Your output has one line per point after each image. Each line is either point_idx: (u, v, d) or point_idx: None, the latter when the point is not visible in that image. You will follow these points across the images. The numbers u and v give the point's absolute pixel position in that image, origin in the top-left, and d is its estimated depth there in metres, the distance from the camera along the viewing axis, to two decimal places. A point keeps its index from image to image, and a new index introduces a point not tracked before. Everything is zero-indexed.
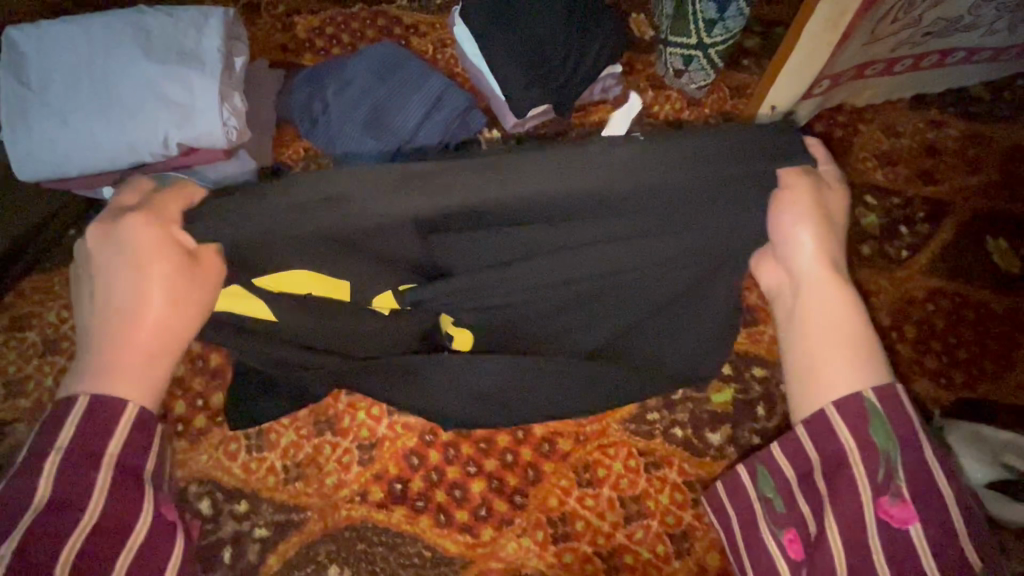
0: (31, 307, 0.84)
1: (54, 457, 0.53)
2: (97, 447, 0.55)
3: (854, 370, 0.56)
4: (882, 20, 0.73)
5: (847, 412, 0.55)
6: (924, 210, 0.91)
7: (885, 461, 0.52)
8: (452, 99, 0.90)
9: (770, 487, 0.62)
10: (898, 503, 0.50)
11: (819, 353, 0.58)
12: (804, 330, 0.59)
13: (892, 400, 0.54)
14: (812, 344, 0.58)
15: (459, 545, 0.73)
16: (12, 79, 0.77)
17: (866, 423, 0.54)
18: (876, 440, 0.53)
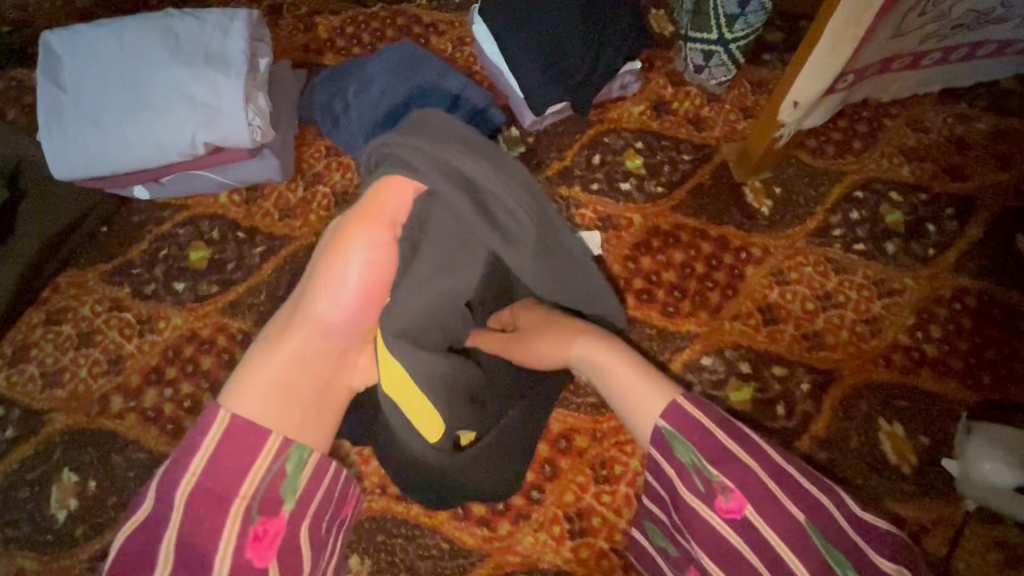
0: (66, 301, 0.87)
1: (181, 497, 0.56)
2: (228, 490, 0.58)
3: (651, 395, 0.63)
4: (909, 14, 0.71)
5: (659, 444, 0.62)
6: (951, 208, 0.89)
7: (697, 472, 0.59)
8: (470, 96, 0.91)
9: (661, 537, 0.66)
10: (730, 497, 0.56)
11: (626, 390, 0.65)
12: (610, 387, 0.66)
13: (677, 413, 0.61)
14: (615, 385, 0.66)
15: (477, 538, 0.74)
16: (49, 83, 0.81)
17: (669, 446, 0.61)
18: (682, 459, 0.60)
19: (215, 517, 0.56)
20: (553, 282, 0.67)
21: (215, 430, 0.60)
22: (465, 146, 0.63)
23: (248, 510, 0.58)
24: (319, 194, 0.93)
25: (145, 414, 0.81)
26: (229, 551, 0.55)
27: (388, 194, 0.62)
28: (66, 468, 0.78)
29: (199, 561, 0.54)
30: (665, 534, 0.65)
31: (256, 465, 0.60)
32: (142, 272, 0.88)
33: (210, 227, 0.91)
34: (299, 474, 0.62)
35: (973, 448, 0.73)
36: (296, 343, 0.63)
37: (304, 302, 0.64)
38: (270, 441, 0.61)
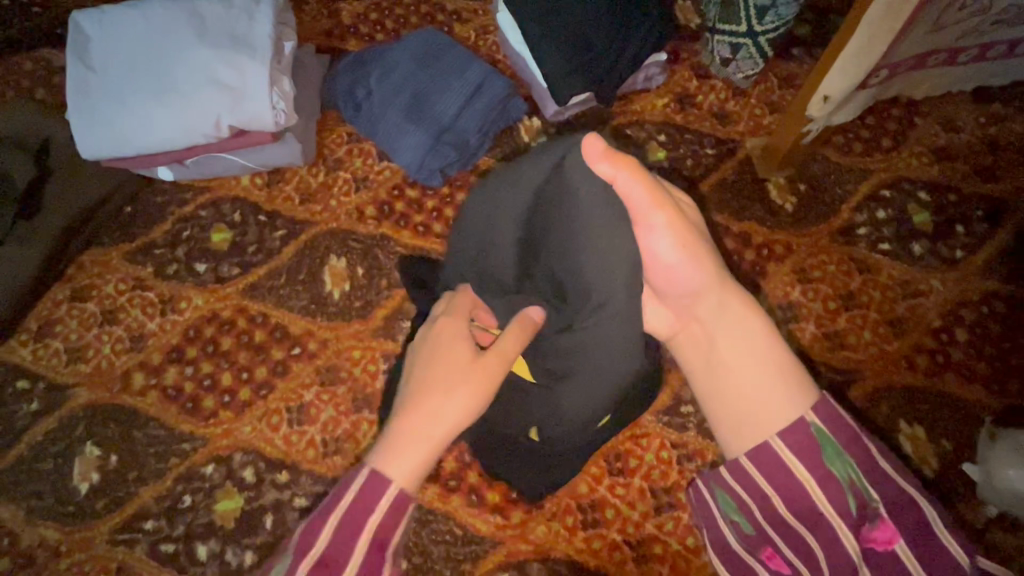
0: (90, 279, 0.88)
1: (361, 543, 0.48)
2: (382, 536, 0.49)
3: (782, 390, 0.51)
4: (948, 8, 0.69)
5: (795, 443, 0.48)
6: (981, 209, 0.87)
7: (852, 488, 0.46)
8: (492, 85, 0.90)
9: (734, 508, 0.52)
10: (878, 526, 0.45)
11: (733, 380, 0.53)
12: (716, 367, 0.55)
13: (832, 410, 0.48)
14: (728, 360, 0.55)
15: (489, 525, 0.74)
16: (77, 62, 0.81)
17: (816, 452, 0.47)
18: (834, 470, 0.46)
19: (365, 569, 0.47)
20: (604, 286, 0.56)
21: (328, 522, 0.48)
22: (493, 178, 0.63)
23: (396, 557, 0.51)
24: (339, 179, 0.93)
25: (166, 392, 0.82)
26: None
27: (464, 303, 0.63)
28: (89, 442, 0.80)
29: None
30: (743, 508, 0.52)
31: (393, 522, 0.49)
32: (164, 253, 0.89)
33: (232, 210, 0.91)
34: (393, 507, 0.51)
35: (997, 455, 0.72)
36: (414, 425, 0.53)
37: (435, 387, 0.55)
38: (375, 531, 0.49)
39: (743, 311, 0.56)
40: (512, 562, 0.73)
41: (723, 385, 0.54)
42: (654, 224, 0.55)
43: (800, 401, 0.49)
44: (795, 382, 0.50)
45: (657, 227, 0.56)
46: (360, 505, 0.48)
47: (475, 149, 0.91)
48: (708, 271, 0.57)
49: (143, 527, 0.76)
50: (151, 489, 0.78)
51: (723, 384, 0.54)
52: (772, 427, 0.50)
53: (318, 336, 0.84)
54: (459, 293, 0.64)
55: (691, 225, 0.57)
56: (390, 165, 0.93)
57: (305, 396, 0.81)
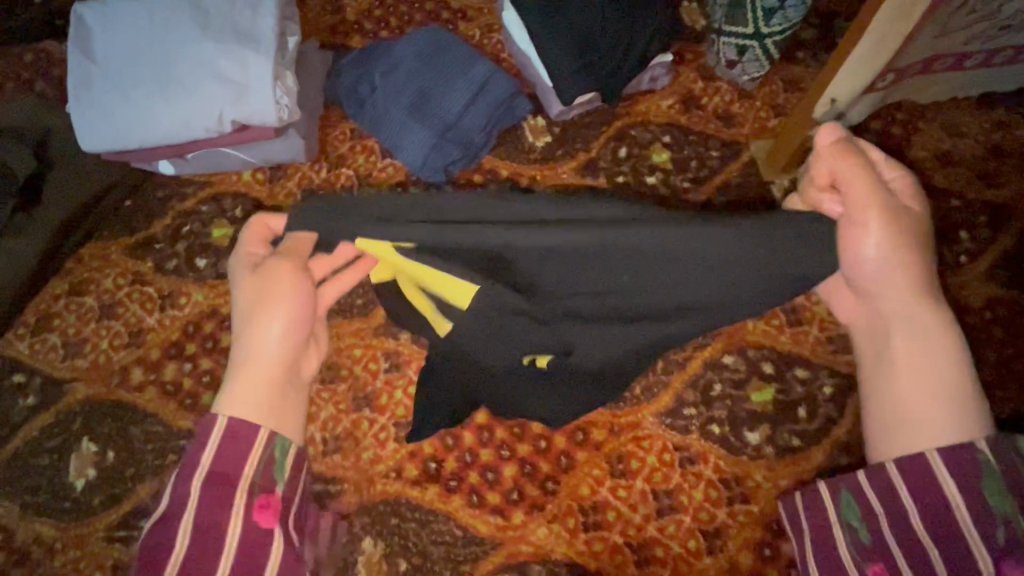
0: (89, 273, 0.87)
1: (195, 482, 0.53)
2: (227, 470, 0.54)
3: (951, 419, 0.53)
4: (957, 12, 0.69)
5: (953, 463, 0.51)
6: (985, 215, 0.87)
7: (1010, 524, 0.48)
8: (497, 84, 0.90)
9: (854, 512, 0.56)
10: (1021, 564, 0.46)
11: (926, 400, 0.54)
12: (897, 377, 0.56)
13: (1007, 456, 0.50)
14: (910, 382, 0.55)
15: (490, 526, 0.74)
16: (79, 53, 0.81)
17: (980, 481, 0.50)
18: (993, 502, 0.49)
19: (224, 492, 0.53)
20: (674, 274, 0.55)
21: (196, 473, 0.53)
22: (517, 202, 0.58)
23: (251, 487, 0.55)
24: (342, 176, 0.92)
25: (164, 388, 0.81)
26: (240, 522, 0.51)
27: (263, 233, 0.65)
28: (85, 438, 0.79)
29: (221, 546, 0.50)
30: (865, 513, 0.55)
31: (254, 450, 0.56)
32: (164, 248, 0.88)
33: (234, 205, 0.91)
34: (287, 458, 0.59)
35: None
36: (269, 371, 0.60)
37: (255, 316, 0.61)
38: (206, 468, 0.54)
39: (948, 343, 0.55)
40: (513, 563, 0.72)
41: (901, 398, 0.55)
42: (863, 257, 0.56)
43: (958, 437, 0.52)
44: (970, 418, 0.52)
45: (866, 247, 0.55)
46: (191, 453, 0.55)
47: (478, 148, 0.90)
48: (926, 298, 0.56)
49: (140, 524, 0.75)
50: (148, 486, 0.77)
51: (899, 388, 0.55)
52: (934, 441, 0.53)
53: None
54: (286, 238, 0.62)
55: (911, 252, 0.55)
56: (393, 162, 0.93)
57: None
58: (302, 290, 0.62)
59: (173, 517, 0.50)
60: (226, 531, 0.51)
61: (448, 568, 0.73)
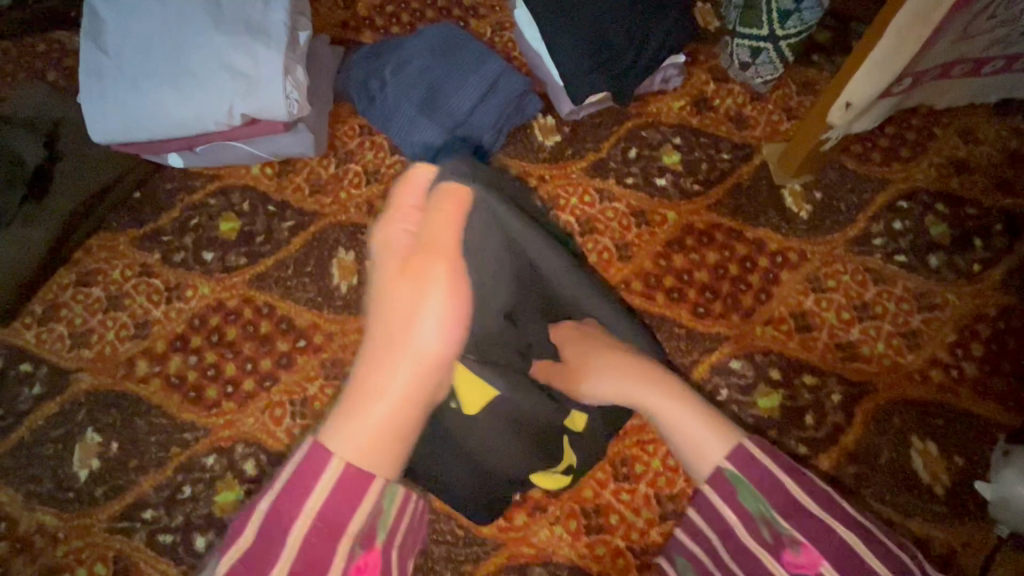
0: (97, 264, 0.87)
1: (299, 526, 0.45)
2: (334, 524, 0.46)
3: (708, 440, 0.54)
4: (978, 17, 0.68)
5: (717, 484, 0.52)
6: (1001, 223, 0.86)
7: (767, 524, 0.49)
8: (508, 82, 0.89)
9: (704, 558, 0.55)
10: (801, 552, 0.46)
11: (684, 432, 0.57)
12: (664, 424, 0.59)
13: (744, 459, 0.51)
14: (666, 421, 0.59)
15: (492, 527, 0.73)
16: (91, 44, 0.81)
17: (733, 488, 0.51)
18: (748, 507, 0.50)
19: (326, 543, 0.45)
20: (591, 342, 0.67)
21: (321, 478, 0.45)
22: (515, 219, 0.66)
23: (352, 546, 0.47)
24: (350, 171, 0.92)
25: (169, 380, 0.81)
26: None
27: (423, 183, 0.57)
28: (90, 428, 0.79)
29: None
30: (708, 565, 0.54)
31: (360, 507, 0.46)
32: (172, 240, 0.88)
33: (241, 199, 0.91)
34: (392, 508, 0.50)
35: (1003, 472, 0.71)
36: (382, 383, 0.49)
37: (388, 339, 0.51)
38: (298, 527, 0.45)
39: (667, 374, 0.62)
40: (513, 565, 0.72)
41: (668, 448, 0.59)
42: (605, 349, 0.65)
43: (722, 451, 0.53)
44: (720, 427, 0.55)
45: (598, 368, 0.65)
46: (284, 492, 0.45)
47: (488, 146, 0.90)
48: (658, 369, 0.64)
49: (142, 516, 0.75)
50: (151, 478, 0.77)
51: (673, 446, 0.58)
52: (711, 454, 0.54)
53: (323, 329, 0.83)
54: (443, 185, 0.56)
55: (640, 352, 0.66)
56: (402, 159, 0.93)
57: (309, 389, 0.80)
58: (460, 297, 0.53)
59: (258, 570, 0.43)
60: None
61: (448, 568, 0.72)
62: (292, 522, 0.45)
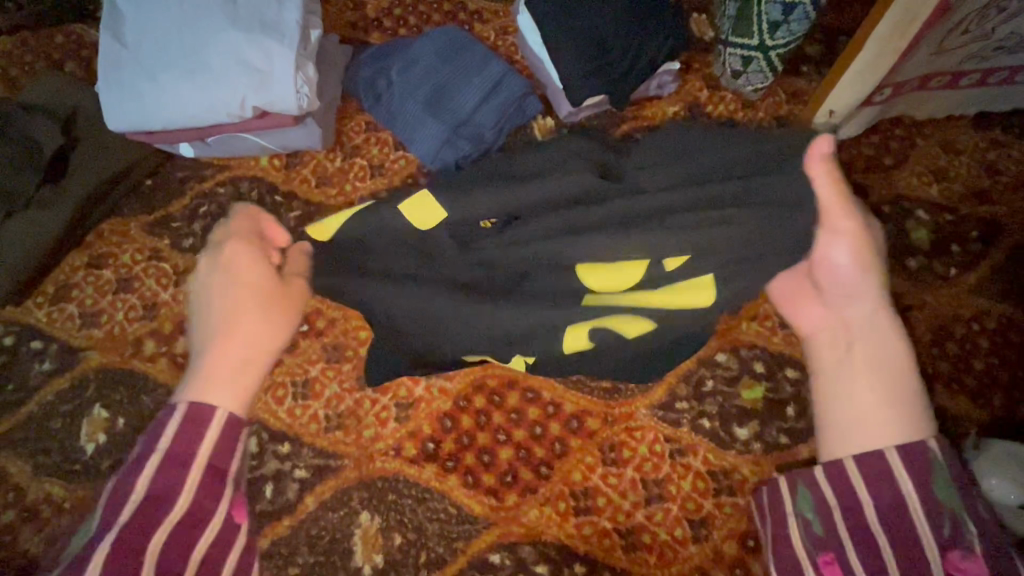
0: (109, 247, 0.90)
1: (159, 448, 0.54)
2: (183, 453, 0.54)
3: (907, 420, 0.57)
4: (953, 30, 0.73)
5: (909, 460, 0.55)
6: (977, 230, 0.90)
7: (952, 519, 0.51)
8: (511, 85, 0.92)
9: (809, 506, 0.58)
10: (970, 558, 0.48)
11: (846, 387, 0.61)
12: (855, 368, 0.62)
13: (921, 454, 0.55)
14: (842, 375, 0.62)
15: (484, 506, 0.76)
16: (109, 36, 0.84)
17: (930, 472, 0.54)
18: (937, 493, 0.53)
19: (204, 490, 0.54)
20: (766, 205, 0.64)
21: (172, 421, 0.56)
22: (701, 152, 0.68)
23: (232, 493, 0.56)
24: (356, 165, 0.96)
25: (175, 360, 0.84)
26: (201, 490, 0.54)
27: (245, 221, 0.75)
28: (97, 405, 0.82)
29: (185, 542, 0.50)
30: (818, 506, 0.58)
31: (213, 436, 0.56)
32: (182, 226, 0.92)
33: (250, 188, 0.94)
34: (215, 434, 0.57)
35: (981, 463, 0.73)
36: (239, 355, 0.64)
37: (231, 319, 0.66)
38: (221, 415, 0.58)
39: (889, 327, 0.63)
40: (503, 543, 0.75)
41: (828, 388, 0.63)
42: (842, 214, 0.64)
43: (906, 440, 0.56)
44: (918, 420, 0.57)
45: (841, 236, 0.65)
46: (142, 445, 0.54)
47: (489, 145, 0.93)
48: (875, 287, 0.66)
49: None
50: None
51: (846, 428, 0.59)
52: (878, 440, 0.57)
53: (325, 314, 0.86)
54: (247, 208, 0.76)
55: (875, 249, 0.67)
56: (405, 155, 0.96)
57: (311, 371, 0.83)
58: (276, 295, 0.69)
59: (165, 490, 0.52)
60: (185, 491, 0.53)
61: (441, 544, 0.75)
62: (166, 450, 0.54)
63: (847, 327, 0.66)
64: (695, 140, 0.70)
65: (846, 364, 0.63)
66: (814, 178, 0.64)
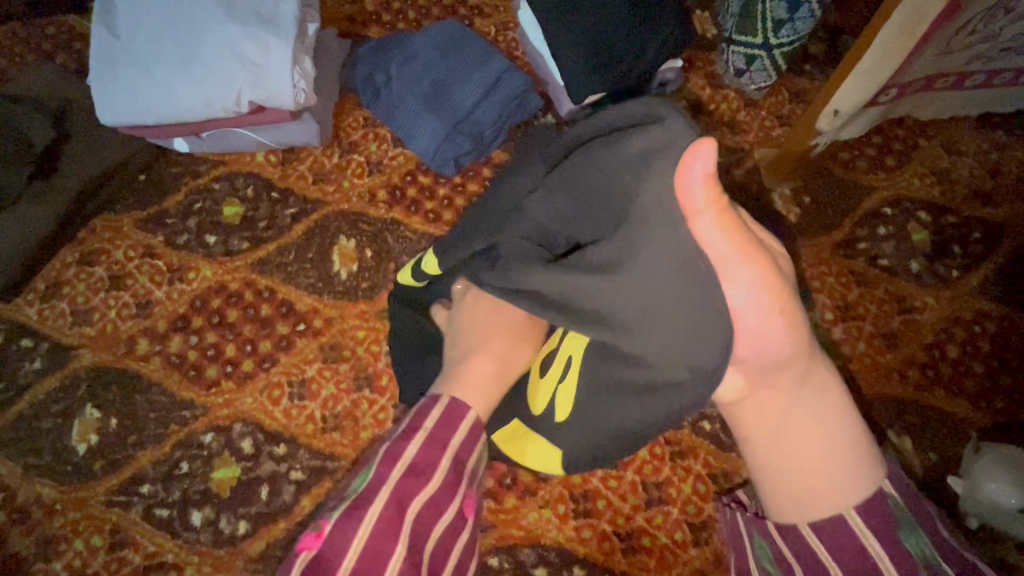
0: (101, 243, 0.88)
1: (410, 445, 0.49)
2: (461, 453, 0.51)
3: (852, 484, 0.48)
4: (961, 30, 0.72)
5: (869, 514, 0.47)
6: (979, 232, 0.89)
7: (928, 567, 0.46)
8: (509, 83, 0.90)
9: (768, 556, 0.55)
10: None
11: (796, 466, 0.48)
12: (795, 442, 0.48)
13: (877, 504, 0.48)
14: (788, 445, 0.48)
15: (482, 509, 0.75)
16: (102, 28, 0.82)
17: (893, 525, 0.47)
18: (908, 544, 0.47)
19: (424, 484, 0.48)
20: (685, 263, 0.44)
21: (459, 421, 0.52)
22: (574, 191, 0.51)
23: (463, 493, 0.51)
24: (354, 162, 0.94)
25: (169, 359, 0.82)
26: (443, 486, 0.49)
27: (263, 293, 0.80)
28: (89, 405, 0.80)
29: (432, 520, 0.47)
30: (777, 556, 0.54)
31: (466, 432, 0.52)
32: (176, 223, 0.90)
33: (245, 184, 0.92)
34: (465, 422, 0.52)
35: (982, 467, 0.73)
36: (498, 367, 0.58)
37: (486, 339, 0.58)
38: (472, 417, 0.53)
39: (824, 384, 0.49)
40: (502, 546, 0.74)
41: (762, 459, 0.50)
42: (741, 262, 0.43)
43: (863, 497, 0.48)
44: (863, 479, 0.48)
45: (743, 282, 0.44)
46: (436, 430, 0.50)
47: (489, 141, 0.91)
48: (802, 337, 0.47)
49: (139, 490, 0.77)
50: (149, 453, 0.78)
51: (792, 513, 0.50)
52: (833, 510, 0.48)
53: (323, 313, 0.85)
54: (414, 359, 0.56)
55: (782, 274, 0.45)
56: (404, 152, 0.95)
57: (308, 371, 0.82)
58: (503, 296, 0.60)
59: (425, 475, 0.48)
60: (425, 491, 0.48)
61: None
62: (447, 438, 0.51)
63: (770, 387, 0.48)
64: (594, 145, 0.50)
65: (785, 438, 0.48)
66: (698, 225, 0.43)
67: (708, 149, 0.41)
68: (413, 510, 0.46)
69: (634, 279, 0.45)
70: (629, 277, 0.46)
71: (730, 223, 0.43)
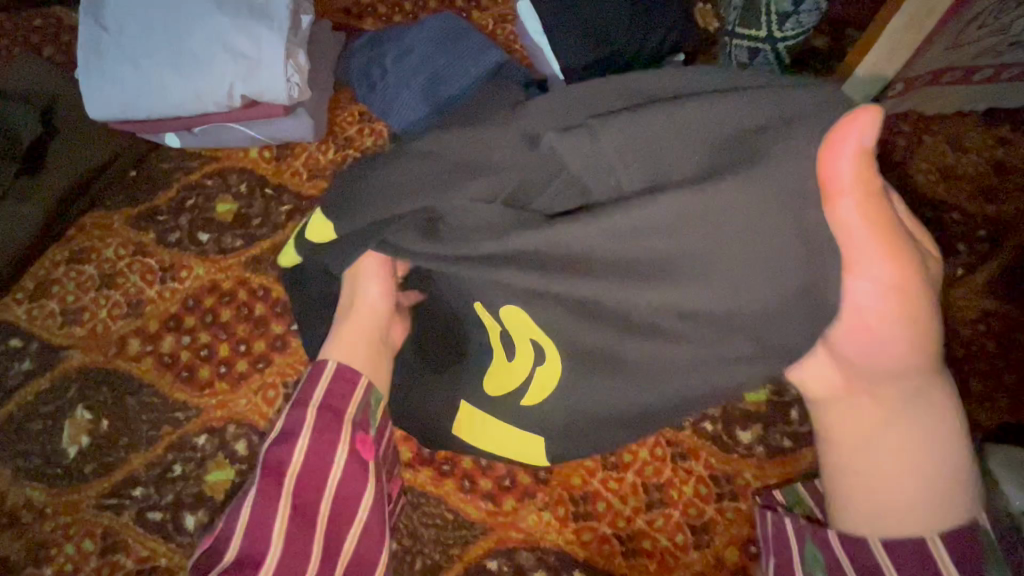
0: (91, 241, 0.87)
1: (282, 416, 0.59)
2: (334, 404, 0.60)
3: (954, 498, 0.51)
4: (971, 24, 0.71)
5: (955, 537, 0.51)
6: (985, 230, 0.88)
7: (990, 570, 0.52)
8: (509, 74, 0.85)
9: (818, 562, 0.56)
10: None
11: (905, 472, 0.50)
12: (912, 444, 0.51)
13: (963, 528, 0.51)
14: (901, 449, 0.51)
15: (481, 512, 0.74)
16: (90, 20, 0.80)
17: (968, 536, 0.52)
18: None
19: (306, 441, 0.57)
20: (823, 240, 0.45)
21: (325, 380, 0.61)
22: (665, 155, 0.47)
23: (350, 430, 0.60)
24: (349, 158, 0.92)
25: (161, 359, 0.81)
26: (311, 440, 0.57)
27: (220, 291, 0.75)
28: (80, 406, 0.79)
29: (318, 464, 0.57)
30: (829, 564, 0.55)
31: (330, 384, 0.61)
32: (168, 220, 0.88)
33: (239, 181, 0.90)
34: (329, 377, 0.61)
35: (987, 469, 0.71)
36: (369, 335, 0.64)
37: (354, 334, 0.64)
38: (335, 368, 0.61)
39: (937, 388, 0.52)
40: (500, 550, 0.73)
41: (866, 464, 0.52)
42: (880, 252, 0.46)
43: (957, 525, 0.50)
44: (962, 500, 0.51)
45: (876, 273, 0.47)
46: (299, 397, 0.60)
47: None
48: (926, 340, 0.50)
49: (132, 493, 0.75)
50: (142, 455, 0.77)
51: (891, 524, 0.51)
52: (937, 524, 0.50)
53: None
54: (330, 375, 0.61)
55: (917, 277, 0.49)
56: None
57: (303, 372, 0.81)
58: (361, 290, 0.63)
59: (292, 437, 0.57)
60: (297, 450, 0.56)
61: (438, 550, 0.73)
62: (313, 398, 0.60)
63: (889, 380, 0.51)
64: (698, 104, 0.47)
65: (895, 432, 0.51)
66: (839, 207, 0.44)
67: (871, 121, 0.41)
68: (290, 471, 0.55)
69: (749, 262, 0.45)
70: (748, 262, 0.45)
71: (870, 209, 0.44)
